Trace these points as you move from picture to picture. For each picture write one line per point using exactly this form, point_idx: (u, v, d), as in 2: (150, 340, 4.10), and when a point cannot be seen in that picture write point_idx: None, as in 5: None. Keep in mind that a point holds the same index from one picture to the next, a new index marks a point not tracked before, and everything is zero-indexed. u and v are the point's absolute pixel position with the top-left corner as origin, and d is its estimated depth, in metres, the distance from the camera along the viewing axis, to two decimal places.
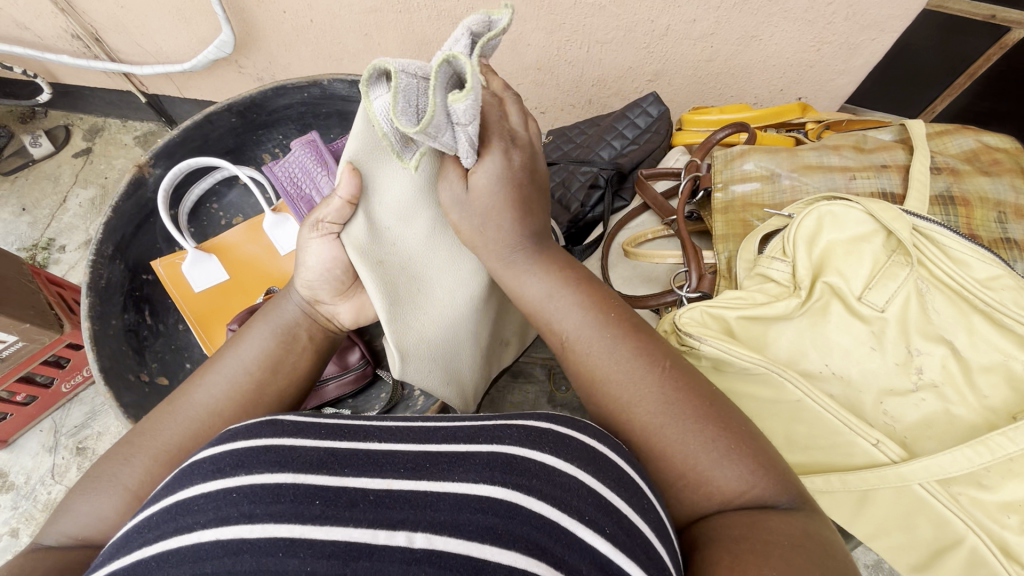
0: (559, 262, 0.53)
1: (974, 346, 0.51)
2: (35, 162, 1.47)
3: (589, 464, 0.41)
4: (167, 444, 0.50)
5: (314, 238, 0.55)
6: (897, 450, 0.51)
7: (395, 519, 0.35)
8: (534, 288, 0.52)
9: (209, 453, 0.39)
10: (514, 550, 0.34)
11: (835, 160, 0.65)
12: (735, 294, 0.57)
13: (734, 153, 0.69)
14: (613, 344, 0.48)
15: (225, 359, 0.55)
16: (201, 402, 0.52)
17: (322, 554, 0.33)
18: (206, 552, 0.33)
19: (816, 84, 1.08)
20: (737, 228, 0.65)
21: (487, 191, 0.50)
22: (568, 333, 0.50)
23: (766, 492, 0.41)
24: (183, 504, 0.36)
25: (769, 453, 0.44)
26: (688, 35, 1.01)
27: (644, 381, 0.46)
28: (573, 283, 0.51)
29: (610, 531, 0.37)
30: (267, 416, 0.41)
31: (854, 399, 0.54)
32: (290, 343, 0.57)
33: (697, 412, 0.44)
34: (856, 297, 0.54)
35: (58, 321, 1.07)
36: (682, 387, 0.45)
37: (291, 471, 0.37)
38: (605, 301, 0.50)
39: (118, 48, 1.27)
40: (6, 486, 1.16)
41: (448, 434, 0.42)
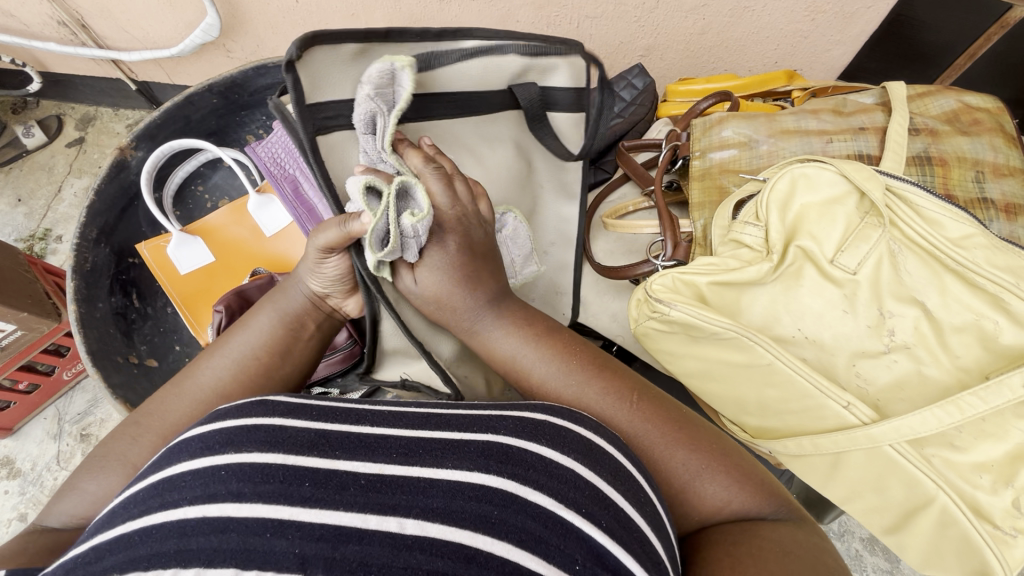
0: (519, 315, 0.53)
1: (945, 306, 0.50)
2: (28, 153, 1.47)
3: (586, 458, 0.40)
4: (168, 428, 0.49)
5: (326, 261, 0.52)
6: (868, 412, 0.50)
7: (387, 504, 0.34)
8: (502, 344, 0.52)
9: (198, 432, 0.38)
10: (507, 540, 0.33)
11: (813, 124, 0.64)
12: (707, 261, 0.56)
13: (712, 120, 0.67)
14: (579, 387, 0.48)
15: (232, 344, 0.53)
16: (206, 384, 0.50)
17: (312, 536, 0.32)
18: (192, 528, 0.32)
19: (810, 55, 1.07)
20: (713, 196, 0.65)
21: (437, 287, 0.51)
22: (541, 376, 0.50)
23: (750, 505, 0.43)
24: (168, 480, 0.35)
25: (753, 469, 0.45)
26: (679, 7, 0.99)
27: (613, 415, 0.46)
28: (539, 335, 0.52)
29: (608, 525, 0.36)
30: (257, 397, 0.40)
31: (827, 362, 0.54)
32: (297, 331, 0.55)
33: (670, 435, 0.45)
34: (828, 260, 0.53)
35: (55, 309, 1.07)
36: (650, 416, 0.46)
37: (280, 451, 0.36)
38: (572, 345, 0.51)
39: (105, 35, 1.25)
40: (13, 473, 1.18)
41: (442, 421, 0.41)
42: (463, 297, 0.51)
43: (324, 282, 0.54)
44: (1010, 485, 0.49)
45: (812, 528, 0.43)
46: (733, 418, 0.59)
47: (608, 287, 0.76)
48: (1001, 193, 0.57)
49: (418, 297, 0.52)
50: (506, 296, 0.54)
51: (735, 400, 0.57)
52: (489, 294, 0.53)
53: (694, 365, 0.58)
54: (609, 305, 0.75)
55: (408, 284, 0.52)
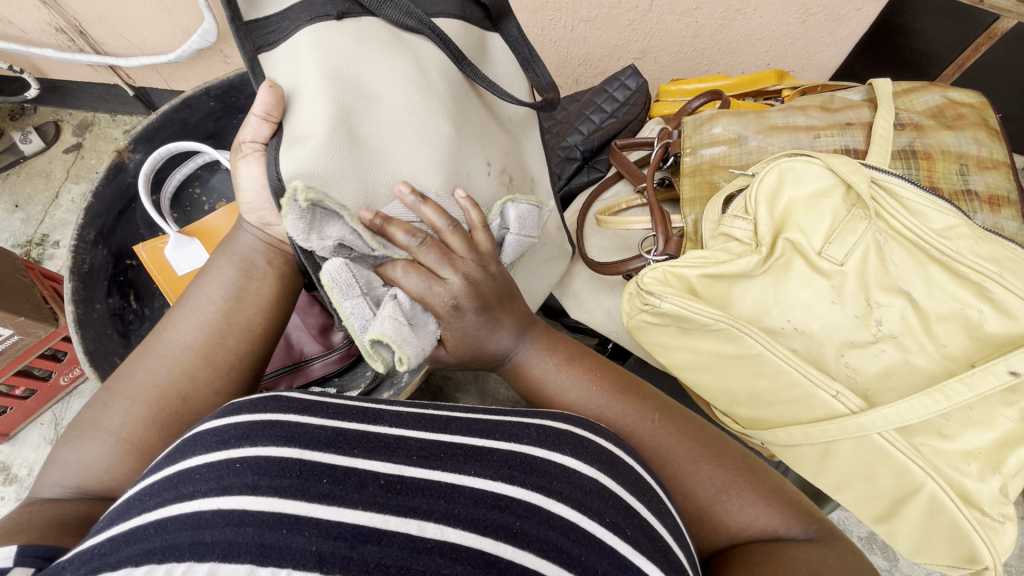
0: (551, 338, 0.54)
1: (931, 296, 0.51)
2: (26, 159, 1.48)
3: (609, 469, 0.41)
4: (145, 384, 0.49)
5: (241, 160, 0.53)
6: (857, 401, 0.51)
7: (406, 507, 0.34)
8: (534, 362, 0.52)
9: (213, 425, 0.37)
10: (528, 549, 0.33)
11: (801, 120, 0.65)
12: (699, 254, 0.57)
13: (702, 118, 0.68)
14: (608, 404, 0.49)
15: (192, 296, 0.54)
16: (174, 338, 0.52)
17: (330, 535, 0.31)
18: (206, 521, 0.31)
19: (801, 57, 1.08)
20: (704, 191, 0.66)
21: (464, 343, 0.51)
22: (571, 393, 0.50)
23: (781, 523, 0.43)
24: (184, 473, 0.35)
25: (774, 482, 0.46)
26: (672, 11, 1.00)
27: (640, 433, 0.47)
28: (570, 357, 0.53)
29: (630, 534, 0.37)
30: (271, 393, 0.41)
31: (817, 353, 0.55)
32: (249, 272, 0.55)
33: (695, 453, 0.46)
34: (816, 252, 0.54)
35: (52, 314, 1.08)
36: (675, 436, 0.47)
37: (297, 447, 0.36)
38: (600, 368, 0.52)
39: (103, 41, 1.27)
40: (9, 478, 1.18)
41: (463, 426, 0.42)
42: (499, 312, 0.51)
43: (253, 207, 0.54)
44: (997, 471, 0.50)
45: (840, 545, 0.43)
46: (725, 409, 0.60)
47: (602, 283, 0.77)
48: (985, 185, 0.58)
49: (453, 362, 0.53)
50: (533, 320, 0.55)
51: (726, 391, 0.58)
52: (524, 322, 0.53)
53: (686, 357, 0.59)
54: (604, 301, 0.76)
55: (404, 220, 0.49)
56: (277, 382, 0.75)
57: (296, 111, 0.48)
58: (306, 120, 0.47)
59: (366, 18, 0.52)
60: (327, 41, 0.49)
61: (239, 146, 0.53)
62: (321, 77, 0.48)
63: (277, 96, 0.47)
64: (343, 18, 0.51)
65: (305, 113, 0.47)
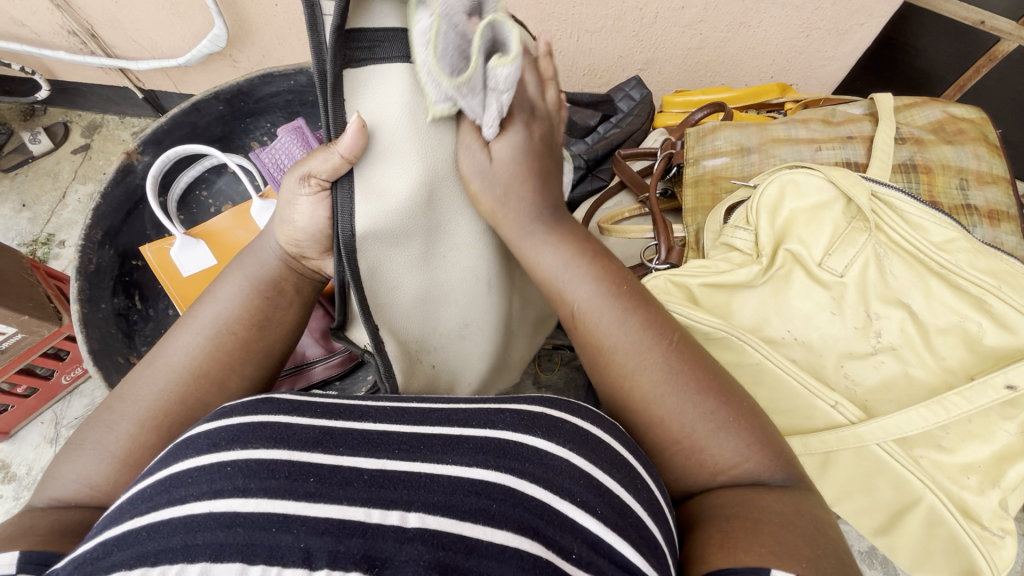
0: (575, 235, 0.49)
1: (930, 308, 0.51)
2: (34, 159, 1.49)
3: (582, 447, 0.40)
4: (152, 408, 0.48)
5: (303, 193, 0.47)
6: (855, 411, 0.52)
7: (388, 499, 0.35)
8: (550, 258, 0.48)
9: (204, 428, 0.38)
10: (506, 528, 0.34)
11: (803, 133, 0.65)
12: (699, 263, 0.58)
13: (705, 129, 0.69)
14: (622, 315, 0.45)
15: (200, 316, 0.51)
16: (180, 361, 0.49)
17: (317, 531, 0.32)
18: (199, 523, 0.32)
19: (805, 70, 1.09)
20: (706, 202, 0.67)
21: (512, 158, 0.47)
22: (582, 300, 0.46)
23: (760, 470, 0.41)
24: (177, 476, 0.35)
25: (769, 433, 0.44)
26: (677, 23, 1.02)
27: (647, 350, 0.44)
28: (590, 256, 0.48)
29: (603, 512, 0.37)
30: (262, 394, 0.41)
31: (816, 363, 0.55)
32: (274, 296, 0.53)
33: (698, 384, 0.43)
34: (816, 263, 0.54)
35: (56, 313, 1.08)
36: (684, 361, 0.44)
37: (286, 448, 0.36)
38: (619, 273, 0.48)
39: (114, 44, 1.28)
40: (8, 477, 1.18)
41: (441, 417, 0.41)
42: (519, 196, 0.48)
43: (295, 237, 0.50)
44: (996, 485, 0.50)
45: (811, 496, 0.42)
46: None
47: None
48: (985, 200, 0.59)
49: (484, 180, 0.47)
50: (563, 213, 0.50)
51: None
52: (544, 205, 0.49)
53: None
54: None
55: (476, 162, 0.47)
56: (280, 385, 0.75)
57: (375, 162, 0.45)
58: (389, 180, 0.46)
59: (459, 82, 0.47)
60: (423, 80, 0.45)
61: (305, 173, 0.46)
62: (413, 124, 0.45)
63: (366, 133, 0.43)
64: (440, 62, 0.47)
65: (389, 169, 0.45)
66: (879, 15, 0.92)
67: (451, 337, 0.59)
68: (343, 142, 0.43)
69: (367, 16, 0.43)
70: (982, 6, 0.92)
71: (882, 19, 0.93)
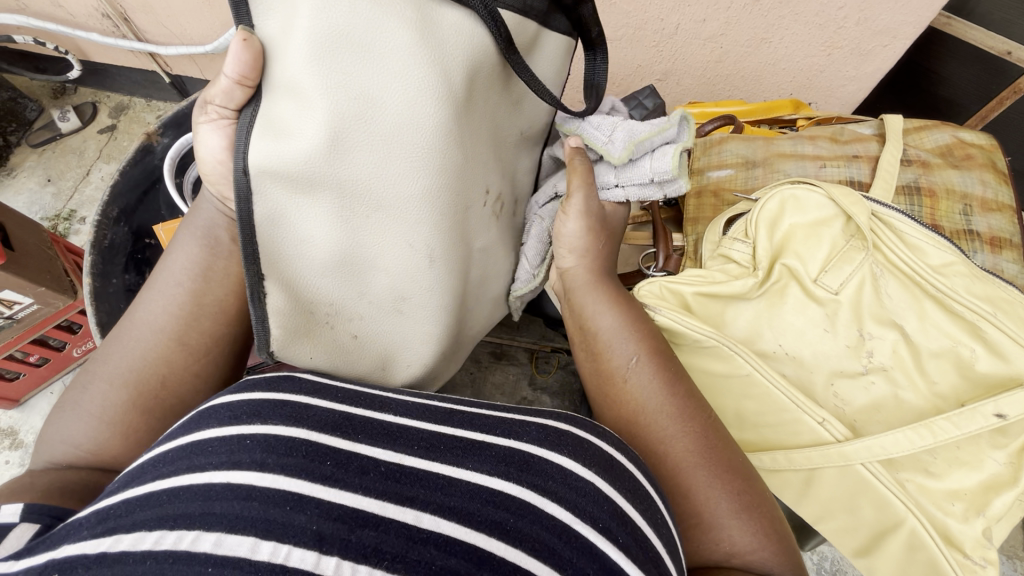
0: (629, 306, 0.55)
1: (924, 331, 0.51)
2: (61, 136, 1.53)
3: (606, 472, 0.41)
4: (120, 369, 0.50)
5: (206, 123, 0.54)
6: (842, 430, 0.51)
7: (405, 496, 0.35)
8: (606, 320, 0.53)
9: (227, 400, 0.39)
10: (520, 547, 0.34)
11: (809, 149, 0.65)
12: (695, 272, 0.58)
13: (712, 140, 0.71)
14: (662, 386, 0.49)
15: (159, 277, 0.54)
16: (143, 320, 0.51)
17: (329, 516, 0.33)
18: (217, 492, 0.32)
19: (824, 89, 1.08)
20: (707, 212, 0.67)
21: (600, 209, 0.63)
22: (630, 360, 0.50)
23: (768, 560, 0.43)
24: (198, 444, 0.36)
25: (780, 523, 0.45)
26: (697, 35, 1.02)
27: (686, 423, 0.47)
28: (641, 327, 0.53)
29: (623, 541, 0.37)
30: (285, 372, 0.43)
31: (806, 380, 0.55)
32: (215, 248, 0.54)
33: (726, 466, 0.46)
34: (812, 279, 0.54)
35: (72, 287, 1.11)
36: (715, 442, 0.47)
37: (305, 428, 0.37)
38: (661, 349, 0.52)
39: (145, 29, 1.32)
40: (16, 444, 1.21)
41: (465, 421, 0.43)
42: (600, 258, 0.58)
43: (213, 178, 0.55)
44: (982, 514, 0.49)
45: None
46: None
47: None
48: (987, 226, 0.58)
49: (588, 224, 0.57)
50: (619, 289, 0.57)
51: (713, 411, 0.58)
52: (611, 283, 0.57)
53: None
54: None
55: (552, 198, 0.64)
56: None
57: (272, 82, 0.44)
58: (289, 109, 0.43)
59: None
60: (333, 16, 0.41)
61: (206, 101, 0.53)
62: (315, 76, 0.41)
63: (252, 55, 0.43)
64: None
65: (287, 101, 0.43)
66: (903, 38, 0.92)
67: (377, 316, 0.50)
68: (226, 67, 0.45)
69: None
70: (1009, 35, 0.91)
71: (905, 41, 0.93)
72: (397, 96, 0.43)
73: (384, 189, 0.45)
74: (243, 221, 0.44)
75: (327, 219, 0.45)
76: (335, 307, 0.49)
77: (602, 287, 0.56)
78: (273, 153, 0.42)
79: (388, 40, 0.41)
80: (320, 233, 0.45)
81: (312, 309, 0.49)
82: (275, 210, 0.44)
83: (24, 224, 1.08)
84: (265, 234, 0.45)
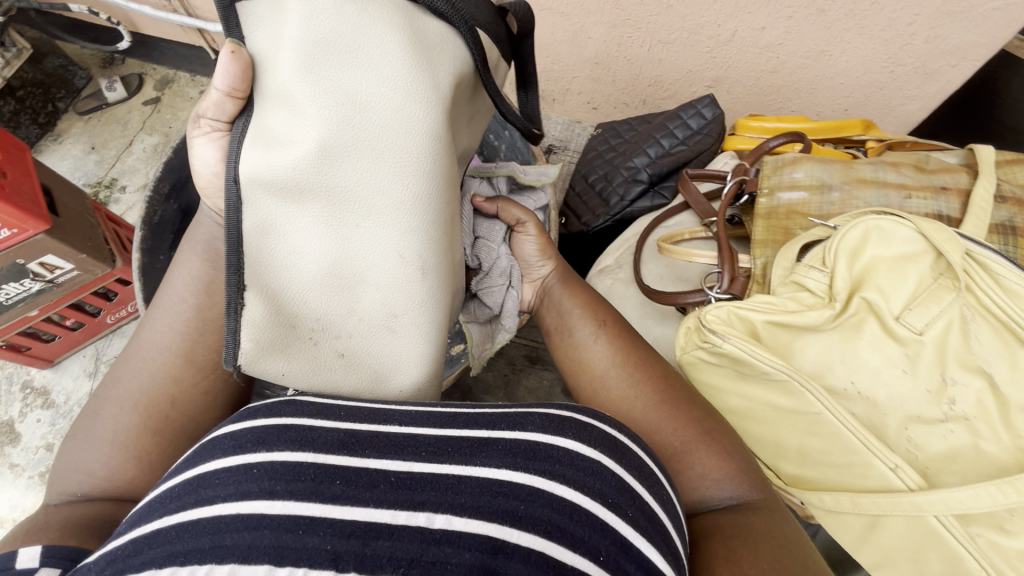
0: (587, 293, 0.70)
1: (1016, 382, 0.48)
2: (108, 106, 1.55)
3: (613, 453, 0.41)
4: (132, 392, 0.53)
5: (199, 136, 0.54)
6: (916, 478, 0.49)
7: (416, 500, 0.35)
8: (567, 303, 0.69)
9: (231, 430, 0.39)
10: (534, 531, 0.35)
11: (892, 177, 0.62)
12: (765, 298, 0.56)
13: (784, 160, 0.67)
14: (614, 352, 0.61)
15: (163, 293, 0.58)
16: (151, 337, 0.56)
17: (343, 533, 0.33)
18: (226, 525, 0.33)
19: (882, 107, 1.03)
20: (777, 236, 0.64)
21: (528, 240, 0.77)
22: (589, 336, 0.64)
23: (737, 484, 0.50)
24: (205, 477, 0.36)
25: (747, 457, 0.52)
26: (754, 43, 0.98)
27: (639, 380, 0.58)
28: (596, 309, 0.66)
29: (633, 515, 0.38)
30: (286, 399, 0.42)
31: (877, 421, 0.52)
32: (215, 263, 0.58)
33: (680, 407, 0.55)
34: (894, 316, 0.52)
35: (111, 256, 1.13)
36: (668, 389, 0.57)
37: (310, 451, 0.37)
38: (616, 324, 0.65)
39: (196, 4, 1.33)
40: (47, 403, 1.23)
41: (470, 420, 0.42)
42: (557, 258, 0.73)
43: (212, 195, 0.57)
44: None
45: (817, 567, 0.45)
46: (768, 460, 0.58)
47: (653, 311, 0.77)
48: None
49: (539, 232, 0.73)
50: (580, 283, 0.72)
51: (773, 444, 0.56)
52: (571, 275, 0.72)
53: (737, 403, 0.58)
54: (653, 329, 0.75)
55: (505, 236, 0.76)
56: None
57: (266, 98, 0.47)
58: (280, 118, 0.45)
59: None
60: (317, 25, 0.43)
61: (197, 115, 0.53)
62: (305, 82, 0.43)
63: (241, 66, 0.46)
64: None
65: (279, 111, 0.45)
66: (973, 58, 0.88)
67: (364, 324, 0.48)
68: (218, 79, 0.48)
69: None
70: None
71: (975, 61, 0.88)
72: (385, 100, 0.44)
73: (374, 190, 0.45)
74: (233, 231, 0.45)
75: (316, 224, 0.45)
76: (320, 316, 0.48)
77: (565, 281, 0.72)
78: (265, 158, 0.44)
79: (374, 45, 0.43)
80: (312, 242, 0.46)
81: (295, 319, 0.48)
82: (266, 217, 0.45)
83: (69, 190, 1.10)
84: (253, 240, 0.45)
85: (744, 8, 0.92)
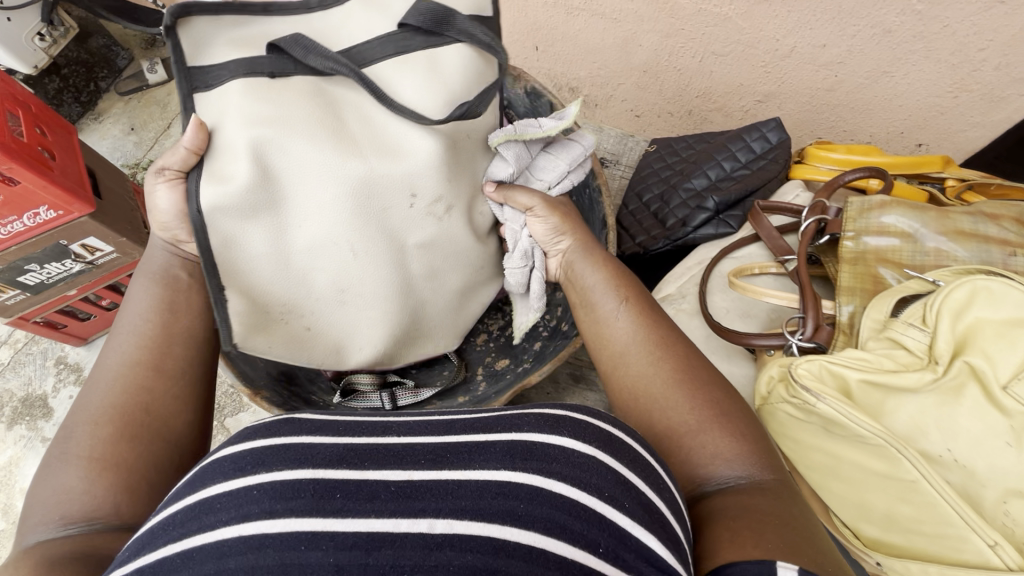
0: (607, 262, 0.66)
1: None
2: (148, 87, 1.53)
3: (608, 447, 0.40)
4: (102, 407, 0.51)
5: (159, 184, 0.57)
6: (1017, 558, 0.45)
7: (415, 508, 0.34)
8: (589, 276, 0.65)
9: (230, 451, 0.38)
10: (534, 529, 0.34)
11: (992, 232, 0.60)
12: (858, 354, 0.54)
13: (872, 202, 0.64)
14: (633, 327, 0.58)
15: (120, 321, 0.58)
16: (114, 358, 0.55)
17: (344, 545, 0.32)
18: (230, 548, 0.32)
19: (941, 132, 0.95)
20: (866, 284, 0.61)
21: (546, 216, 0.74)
22: (610, 308, 0.61)
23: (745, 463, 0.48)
24: (206, 501, 0.35)
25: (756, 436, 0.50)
26: (813, 60, 0.94)
27: (656, 357, 0.55)
28: (617, 281, 0.63)
29: (631, 507, 0.37)
30: (284, 417, 0.41)
31: (972, 491, 0.50)
32: (174, 284, 0.61)
33: (691, 384, 0.53)
34: (1000, 385, 0.49)
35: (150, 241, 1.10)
36: (683, 367, 0.54)
37: (310, 467, 0.36)
38: (638, 298, 0.61)
39: None
40: (80, 379, 1.19)
41: (466, 425, 0.41)
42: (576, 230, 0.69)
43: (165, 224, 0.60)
44: None
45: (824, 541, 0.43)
46: (848, 521, 0.55)
47: (719, 347, 0.74)
48: None
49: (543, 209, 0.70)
50: (599, 251, 0.67)
51: (858, 505, 0.54)
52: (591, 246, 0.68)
53: (820, 459, 0.56)
54: (719, 366, 0.73)
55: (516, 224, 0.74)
56: None
57: (222, 146, 0.58)
58: (230, 161, 0.57)
59: (297, 76, 0.61)
60: (253, 96, 0.58)
61: (160, 167, 0.57)
62: (253, 137, 0.57)
63: (202, 133, 0.56)
64: (274, 78, 0.60)
65: (234, 160, 0.57)
66: None
67: (336, 313, 0.67)
68: (184, 139, 0.56)
69: (207, 55, 0.60)
70: None
71: None
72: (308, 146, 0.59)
73: (327, 215, 0.61)
74: (200, 247, 0.57)
75: (270, 237, 0.60)
76: (291, 306, 0.64)
77: (585, 252, 0.67)
78: (222, 190, 0.56)
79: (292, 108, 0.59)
80: (260, 245, 0.60)
81: (270, 311, 0.64)
82: (227, 236, 0.58)
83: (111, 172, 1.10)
84: (224, 253, 0.58)
85: (807, 22, 0.89)
